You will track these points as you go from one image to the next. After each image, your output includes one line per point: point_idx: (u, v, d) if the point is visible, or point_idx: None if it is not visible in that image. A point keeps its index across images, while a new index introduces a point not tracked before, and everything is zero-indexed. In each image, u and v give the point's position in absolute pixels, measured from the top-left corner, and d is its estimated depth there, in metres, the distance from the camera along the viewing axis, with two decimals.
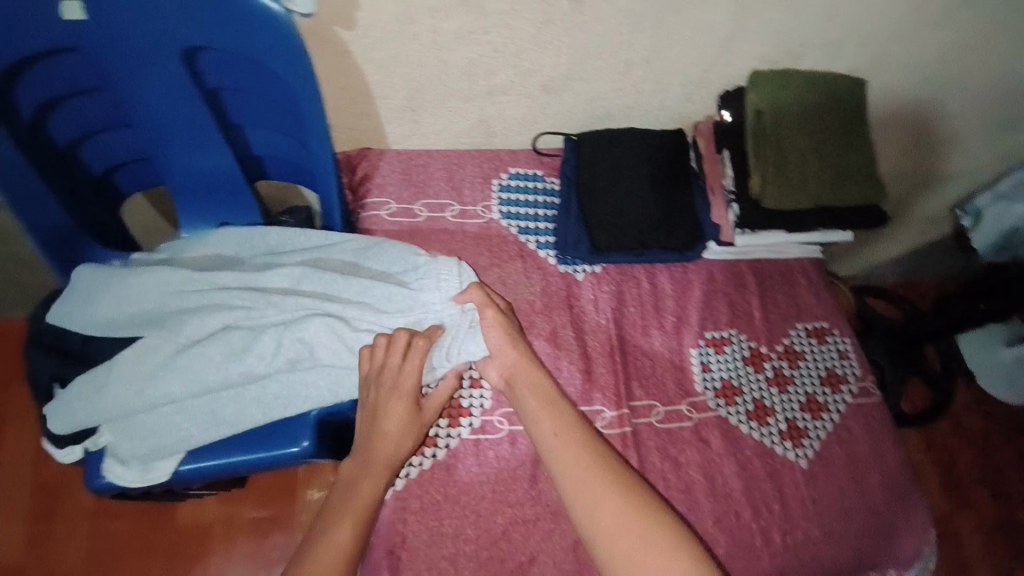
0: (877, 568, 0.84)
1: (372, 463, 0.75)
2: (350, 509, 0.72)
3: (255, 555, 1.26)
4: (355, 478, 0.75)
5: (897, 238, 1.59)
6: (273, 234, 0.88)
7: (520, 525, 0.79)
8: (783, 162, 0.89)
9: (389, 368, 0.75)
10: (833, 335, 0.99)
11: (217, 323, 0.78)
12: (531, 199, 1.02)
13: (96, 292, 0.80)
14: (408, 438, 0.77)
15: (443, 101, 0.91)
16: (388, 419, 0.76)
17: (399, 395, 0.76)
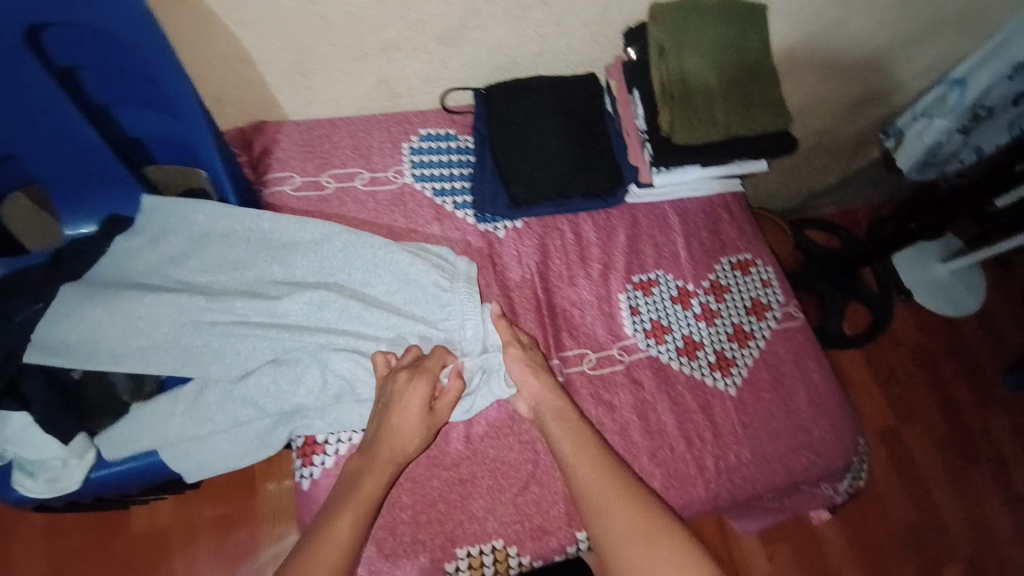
0: (807, 479, 0.88)
1: (378, 455, 0.72)
2: (349, 507, 0.68)
3: (220, 553, 1.23)
4: (358, 473, 0.72)
5: (830, 167, 1.62)
6: (278, 257, 0.86)
7: (457, 484, 0.79)
8: (690, 97, 0.87)
9: (404, 374, 0.75)
10: (756, 266, 1.01)
11: (259, 352, 0.81)
12: (444, 158, 0.99)
13: (113, 331, 0.79)
14: (420, 435, 0.74)
15: (335, 63, 0.86)
16: (407, 411, 0.73)
17: (416, 384, 0.74)
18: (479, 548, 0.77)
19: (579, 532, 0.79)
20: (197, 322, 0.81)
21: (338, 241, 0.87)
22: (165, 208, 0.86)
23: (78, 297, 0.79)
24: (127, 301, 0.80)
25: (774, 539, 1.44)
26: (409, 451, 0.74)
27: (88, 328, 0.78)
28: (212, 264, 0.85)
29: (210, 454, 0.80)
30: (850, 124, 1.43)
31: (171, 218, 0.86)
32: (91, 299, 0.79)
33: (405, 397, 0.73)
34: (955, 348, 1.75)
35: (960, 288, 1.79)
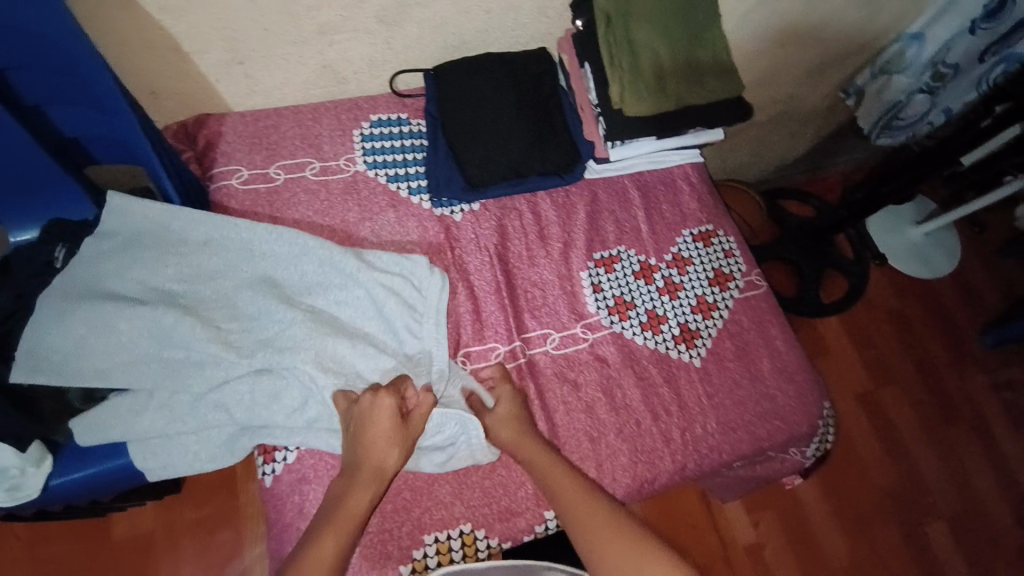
0: (773, 445, 0.89)
1: (359, 473, 0.69)
2: (333, 527, 0.66)
3: (205, 555, 1.19)
4: (343, 493, 0.69)
5: (799, 134, 1.61)
6: (258, 271, 0.83)
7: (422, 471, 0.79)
8: (640, 67, 0.86)
9: (368, 395, 0.72)
10: (717, 237, 1.01)
11: (239, 369, 0.78)
12: (397, 143, 0.96)
13: (86, 347, 0.75)
14: (397, 449, 0.70)
15: (273, 49, 0.83)
16: (376, 428, 0.70)
17: (380, 400, 0.71)
18: (447, 534, 0.76)
19: (547, 511, 0.79)
20: (175, 339, 0.77)
21: (323, 259, 0.84)
22: (145, 212, 0.80)
23: (53, 313, 0.75)
24: (101, 309, 0.76)
25: (758, 508, 1.45)
26: (390, 467, 0.70)
27: (59, 342, 0.75)
28: (185, 271, 0.81)
29: (179, 463, 0.78)
30: (813, 90, 1.42)
31: (144, 221, 0.80)
32: (66, 305, 0.75)
33: (373, 412, 0.71)
34: (930, 310, 1.76)
35: (936, 250, 1.81)
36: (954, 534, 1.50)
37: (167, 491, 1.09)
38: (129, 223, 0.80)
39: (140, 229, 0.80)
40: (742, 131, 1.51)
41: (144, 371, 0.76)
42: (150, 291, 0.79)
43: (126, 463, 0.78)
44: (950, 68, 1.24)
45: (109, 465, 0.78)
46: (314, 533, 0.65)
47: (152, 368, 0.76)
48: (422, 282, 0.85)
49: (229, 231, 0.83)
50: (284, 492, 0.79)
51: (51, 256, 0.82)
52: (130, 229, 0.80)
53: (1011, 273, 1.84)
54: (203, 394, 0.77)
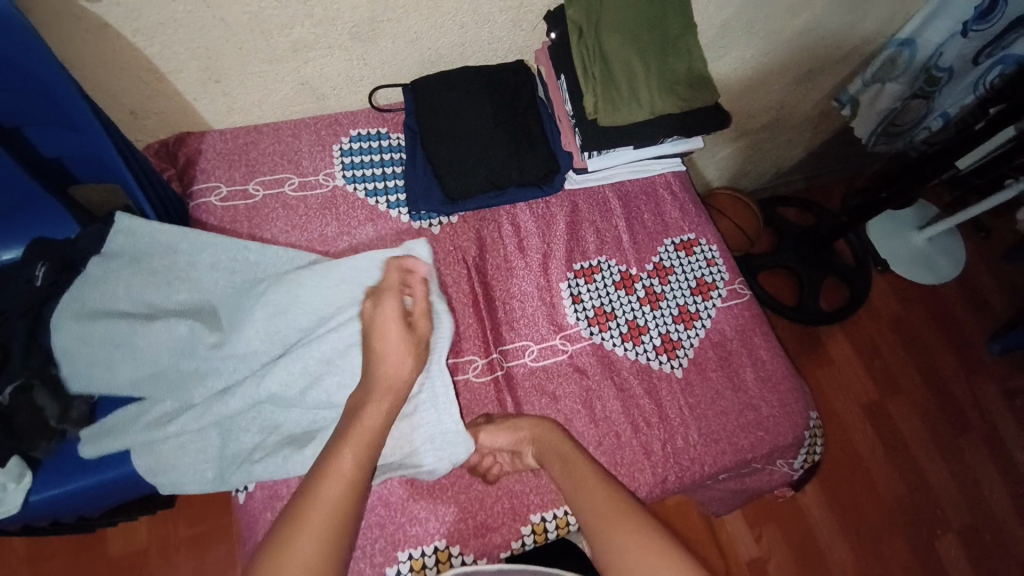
0: (759, 456, 0.87)
1: (373, 385, 0.66)
2: (351, 437, 0.60)
3: (198, 572, 1.18)
4: (358, 406, 0.65)
5: (793, 141, 1.60)
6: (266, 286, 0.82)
7: (397, 483, 0.77)
8: (612, 78, 0.88)
9: (371, 301, 0.72)
10: (700, 246, 1.01)
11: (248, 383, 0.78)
12: (377, 158, 0.97)
13: (102, 361, 0.76)
14: (408, 352, 0.68)
15: (248, 67, 0.85)
16: (387, 335, 0.69)
17: (382, 304, 0.71)
18: (421, 551, 0.75)
19: (524, 526, 0.78)
20: (191, 349, 0.78)
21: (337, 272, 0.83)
22: (151, 232, 0.82)
23: (72, 328, 0.76)
24: (115, 321, 0.77)
25: (761, 521, 1.41)
26: (404, 374, 0.67)
27: (79, 356, 0.76)
28: (201, 284, 0.82)
29: (185, 478, 0.76)
30: (802, 97, 1.41)
31: (151, 241, 0.82)
32: (82, 318, 0.77)
33: (377, 314, 0.71)
34: (935, 317, 1.72)
35: (939, 255, 1.78)
36: (966, 548, 1.44)
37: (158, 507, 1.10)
38: (137, 242, 0.81)
39: (147, 248, 0.82)
40: (734, 140, 1.50)
41: (162, 382, 0.77)
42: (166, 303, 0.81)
43: (126, 475, 0.77)
44: (944, 72, 1.20)
45: (103, 477, 0.77)
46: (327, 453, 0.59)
47: (169, 379, 0.78)
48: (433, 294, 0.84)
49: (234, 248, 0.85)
50: (256, 510, 0.78)
51: (32, 275, 0.82)
52: (139, 248, 0.81)
53: (1018, 278, 1.80)
54: (210, 405, 0.77)
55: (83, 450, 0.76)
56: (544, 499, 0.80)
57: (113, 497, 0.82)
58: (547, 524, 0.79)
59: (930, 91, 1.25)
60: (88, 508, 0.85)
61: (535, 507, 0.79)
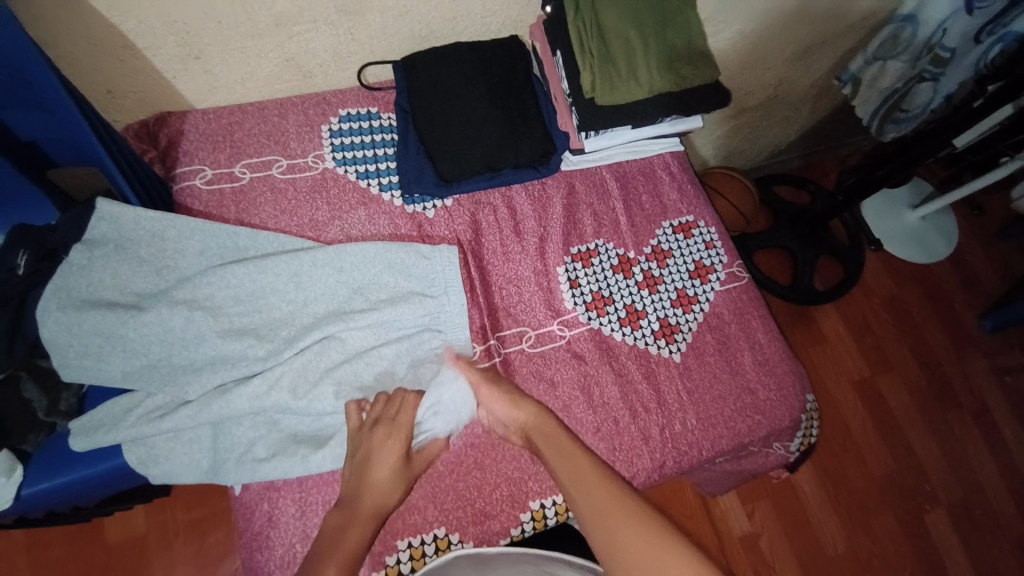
0: (757, 439, 0.87)
1: (359, 511, 0.67)
2: (333, 561, 0.61)
3: (198, 557, 1.18)
4: (343, 525, 0.66)
5: (791, 119, 1.58)
6: (257, 274, 0.79)
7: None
8: (609, 56, 0.85)
9: (380, 428, 0.72)
10: (698, 228, 0.99)
11: (244, 372, 0.76)
12: (367, 138, 0.94)
13: (92, 354, 0.73)
14: (397, 491, 0.70)
15: (228, 42, 0.82)
16: (382, 464, 0.70)
17: (390, 444, 0.71)
18: (420, 539, 0.74)
19: (522, 513, 0.78)
20: (183, 338, 0.76)
21: (335, 263, 0.82)
22: (135, 220, 0.79)
23: (60, 317, 0.72)
24: (104, 310, 0.74)
25: (755, 497, 1.43)
26: (388, 510, 0.69)
27: (66, 345, 0.72)
28: (191, 269, 0.80)
29: (181, 468, 0.75)
30: (801, 73, 1.38)
31: (136, 230, 0.79)
32: (68, 305, 0.73)
33: (383, 451, 0.70)
34: (928, 295, 1.73)
35: (934, 234, 1.78)
36: (954, 522, 1.48)
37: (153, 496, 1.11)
38: (121, 230, 0.79)
39: (134, 236, 0.79)
40: (731, 118, 1.47)
41: (154, 373, 0.75)
42: (157, 290, 0.78)
43: (119, 465, 0.75)
44: (950, 52, 1.15)
45: (100, 467, 0.75)
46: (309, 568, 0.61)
47: (160, 370, 0.75)
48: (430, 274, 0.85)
49: (224, 235, 0.82)
50: (252, 502, 0.76)
51: (12, 263, 0.79)
52: (124, 234, 0.78)
53: (1011, 256, 1.81)
54: (203, 399, 0.74)
55: (72, 444, 0.73)
56: (543, 486, 0.79)
57: (108, 485, 0.80)
58: (546, 510, 0.79)
59: (936, 73, 1.19)
60: (81, 498, 0.83)
61: (534, 493, 0.79)
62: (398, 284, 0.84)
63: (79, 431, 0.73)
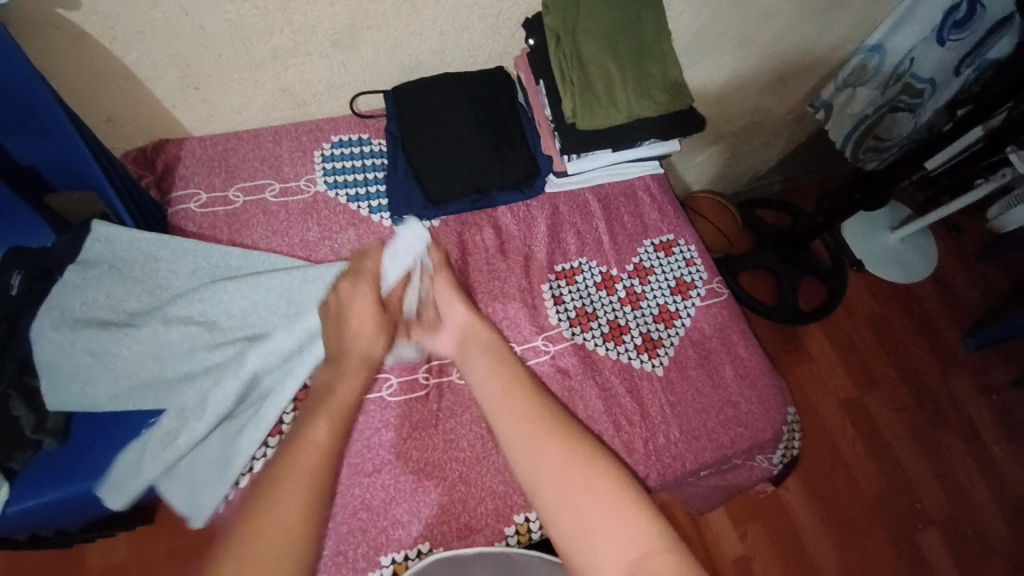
0: (739, 451, 0.89)
1: (347, 362, 0.68)
2: (328, 406, 0.62)
3: None
4: (331, 381, 0.66)
5: (770, 145, 1.64)
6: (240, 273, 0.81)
7: (388, 430, 0.81)
8: (589, 83, 0.91)
9: (347, 283, 0.74)
10: (679, 246, 1.03)
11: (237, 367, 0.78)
12: (358, 163, 0.98)
13: (86, 375, 0.74)
14: (381, 336, 0.73)
15: (226, 73, 0.86)
16: (359, 310, 0.72)
17: (361, 292, 0.74)
18: (404, 554, 0.75)
19: (508, 527, 0.78)
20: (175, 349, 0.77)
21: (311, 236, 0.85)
22: (131, 240, 0.81)
23: (54, 346, 0.74)
24: (96, 334, 0.75)
25: (745, 518, 1.43)
26: (375, 357, 0.71)
27: (63, 374, 0.74)
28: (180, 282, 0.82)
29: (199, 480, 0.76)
30: (777, 101, 1.45)
31: (130, 250, 0.81)
32: (61, 332, 0.74)
33: (356, 302, 0.73)
34: (909, 314, 1.77)
35: (912, 253, 1.83)
36: (946, 539, 1.48)
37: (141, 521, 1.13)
38: (115, 250, 0.81)
39: (127, 256, 0.81)
40: (711, 143, 1.53)
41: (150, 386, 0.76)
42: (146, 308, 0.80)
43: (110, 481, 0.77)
44: (924, 82, 1.23)
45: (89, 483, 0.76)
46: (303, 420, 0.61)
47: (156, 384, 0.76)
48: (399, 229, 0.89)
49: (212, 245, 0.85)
50: None
51: (6, 284, 0.81)
52: (118, 255, 0.81)
53: (990, 277, 1.85)
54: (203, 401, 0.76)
55: (110, 501, 0.74)
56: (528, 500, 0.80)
57: (94, 504, 0.81)
58: (530, 524, 0.79)
59: (911, 102, 1.28)
60: (67, 519, 0.83)
61: (519, 507, 0.80)
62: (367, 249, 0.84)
63: (109, 491, 0.74)
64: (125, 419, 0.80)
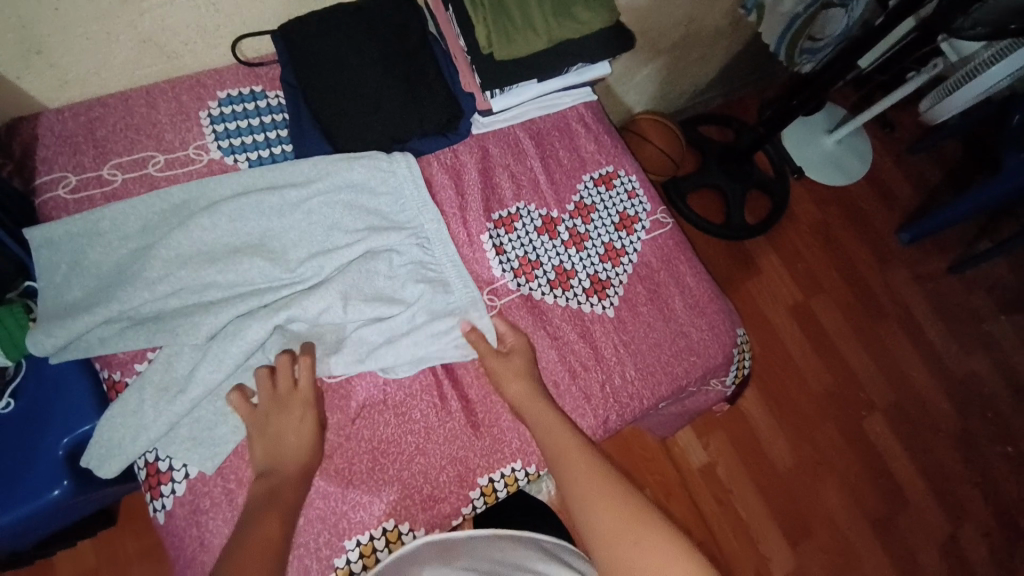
0: (694, 380, 0.89)
1: (278, 474, 0.68)
2: (275, 510, 0.65)
3: None
4: (273, 488, 0.67)
5: (706, 58, 1.57)
6: (233, 212, 0.77)
7: (335, 411, 0.76)
8: (502, 5, 0.82)
9: (287, 403, 0.71)
10: (619, 178, 0.98)
11: (243, 308, 0.73)
12: (254, 122, 0.86)
13: (79, 329, 0.70)
14: (319, 450, 0.72)
15: (72, 30, 0.72)
16: (290, 437, 0.70)
17: (299, 419, 0.71)
18: (369, 534, 0.72)
19: (472, 491, 0.77)
20: (178, 291, 0.73)
21: (295, 175, 0.81)
22: (69, 234, 0.75)
23: (56, 303, 0.72)
24: (95, 290, 0.73)
25: (707, 430, 1.49)
26: (316, 463, 0.71)
27: (54, 325, 0.70)
28: (159, 226, 0.76)
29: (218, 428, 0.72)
30: (711, 9, 1.37)
31: (75, 242, 0.75)
32: (49, 288, 0.73)
33: (292, 422, 0.71)
34: (850, 217, 1.81)
35: (850, 156, 1.84)
36: (890, 422, 1.59)
37: (99, 523, 1.06)
38: (62, 245, 0.74)
39: (76, 245, 0.75)
40: (648, 62, 1.45)
41: (147, 333, 0.71)
42: (137, 255, 0.75)
43: (41, 505, 0.73)
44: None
45: (13, 513, 0.72)
46: (252, 521, 0.64)
47: (157, 330, 0.72)
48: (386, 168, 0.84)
49: (197, 190, 0.78)
50: (179, 528, 0.70)
51: None
52: (67, 237, 0.74)
53: (921, 170, 1.90)
54: (207, 346, 0.71)
55: (104, 472, 0.69)
56: (490, 460, 0.78)
57: (30, 524, 0.77)
58: (496, 484, 0.79)
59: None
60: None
61: (481, 468, 0.78)
62: (427, 274, 0.82)
63: (97, 461, 0.69)
64: (37, 440, 0.74)
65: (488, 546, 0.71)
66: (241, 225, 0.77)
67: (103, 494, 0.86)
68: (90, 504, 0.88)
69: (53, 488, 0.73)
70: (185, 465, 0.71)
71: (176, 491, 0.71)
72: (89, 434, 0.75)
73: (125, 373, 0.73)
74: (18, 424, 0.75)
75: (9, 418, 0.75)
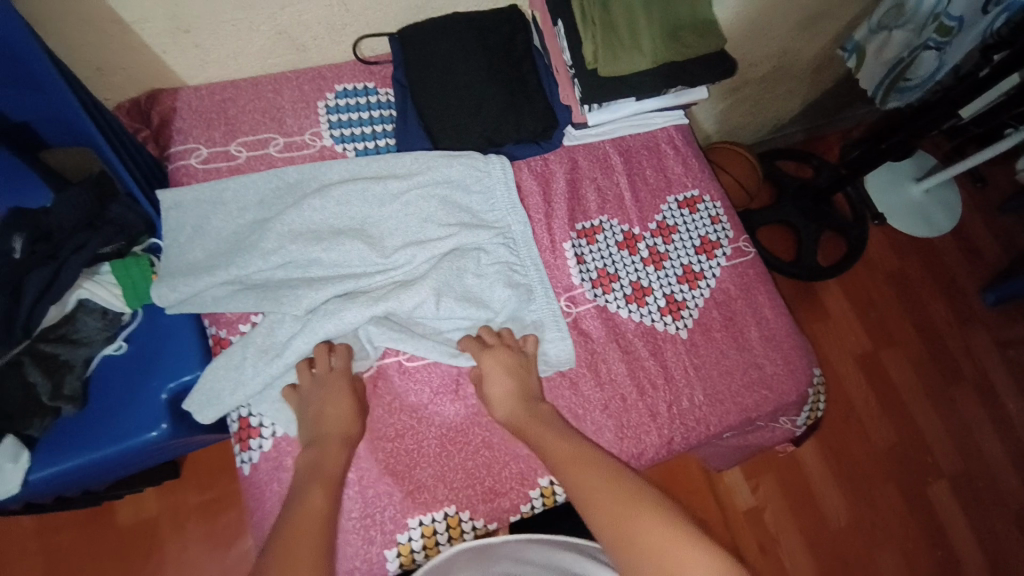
0: (763, 413, 0.88)
1: (326, 441, 0.70)
2: (319, 480, 0.65)
3: (211, 534, 1.17)
4: (315, 462, 0.67)
5: (794, 92, 1.55)
6: (341, 198, 0.82)
7: (409, 393, 0.80)
8: (612, 23, 0.84)
9: (328, 379, 0.74)
10: (704, 203, 0.98)
11: (341, 289, 0.78)
12: (364, 115, 0.91)
13: (199, 288, 0.77)
14: (358, 418, 0.73)
15: (219, 16, 0.79)
16: (334, 405, 0.72)
17: (338, 393, 0.73)
18: (431, 516, 0.75)
19: (532, 489, 0.78)
20: (286, 266, 0.80)
21: (399, 170, 0.85)
22: (196, 200, 0.82)
23: (179, 262, 0.79)
24: (215, 255, 0.80)
25: (757, 472, 1.44)
26: (356, 433, 0.73)
27: (178, 282, 0.77)
28: (273, 204, 0.83)
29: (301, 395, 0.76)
30: (807, 43, 1.35)
31: (199, 207, 0.82)
32: (171, 247, 0.80)
33: (328, 399, 0.72)
34: (931, 269, 1.72)
35: (937, 206, 1.76)
36: (956, 491, 1.49)
37: (169, 471, 1.14)
38: (187, 210, 0.81)
39: (201, 212, 0.82)
40: (733, 91, 1.45)
41: (254, 300, 0.77)
42: (253, 228, 0.81)
43: (137, 445, 0.78)
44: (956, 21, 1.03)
45: (112, 450, 0.77)
46: (301, 487, 0.64)
47: (263, 298, 0.77)
48: (484, 171, 0.87)
49: (309, 174, 0.85)
50: (260, 483, 0.75)
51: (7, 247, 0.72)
52: (194, 202, 0.82)
53: (1015, 230, 1.79)
54: (307, 321, 0.76)
55: (201, 419, 0.75)
56: None
57: (117, 464, 0.82)
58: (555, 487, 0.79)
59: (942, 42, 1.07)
60: (90, 477, 0.85)
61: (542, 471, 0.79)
62: (515, 278, 0.84)
63: (199, 406, 0.75)
64: (145, 384, 0.81)
65: (524, 550, 0.69)
66: (346, 212, 0.83)
67: (179, 445, 0.92)
68: (171, 452, 0.94)
69: (152, 429, 0.78)
70: (271, 423, 0.76)
71: (261, 446, 0.76)
72: (191, 383, 0.82)
73: (230, 332, 0.80)
74: (129, 365, 0.82)
75: (120, 360, 0.82)
